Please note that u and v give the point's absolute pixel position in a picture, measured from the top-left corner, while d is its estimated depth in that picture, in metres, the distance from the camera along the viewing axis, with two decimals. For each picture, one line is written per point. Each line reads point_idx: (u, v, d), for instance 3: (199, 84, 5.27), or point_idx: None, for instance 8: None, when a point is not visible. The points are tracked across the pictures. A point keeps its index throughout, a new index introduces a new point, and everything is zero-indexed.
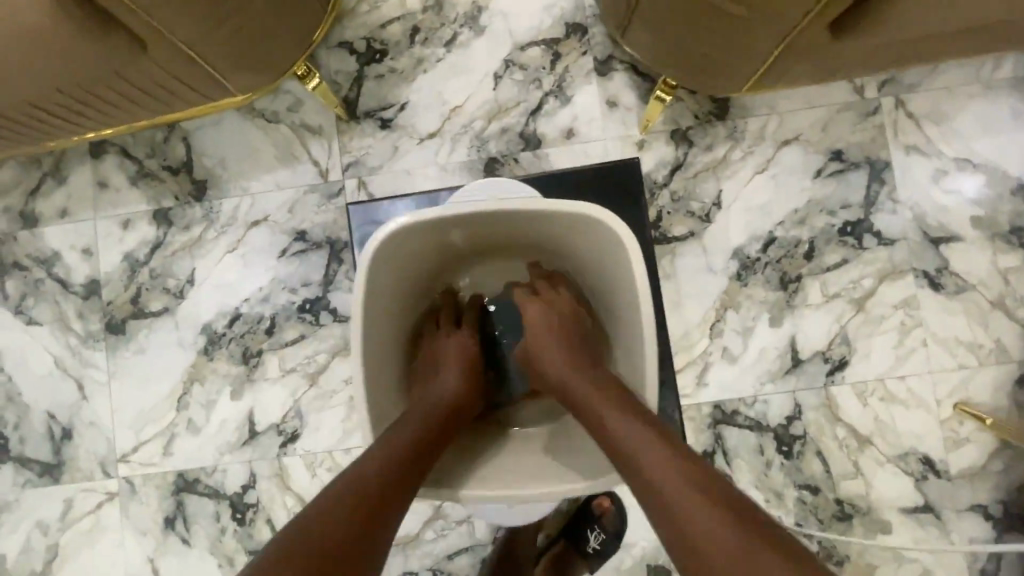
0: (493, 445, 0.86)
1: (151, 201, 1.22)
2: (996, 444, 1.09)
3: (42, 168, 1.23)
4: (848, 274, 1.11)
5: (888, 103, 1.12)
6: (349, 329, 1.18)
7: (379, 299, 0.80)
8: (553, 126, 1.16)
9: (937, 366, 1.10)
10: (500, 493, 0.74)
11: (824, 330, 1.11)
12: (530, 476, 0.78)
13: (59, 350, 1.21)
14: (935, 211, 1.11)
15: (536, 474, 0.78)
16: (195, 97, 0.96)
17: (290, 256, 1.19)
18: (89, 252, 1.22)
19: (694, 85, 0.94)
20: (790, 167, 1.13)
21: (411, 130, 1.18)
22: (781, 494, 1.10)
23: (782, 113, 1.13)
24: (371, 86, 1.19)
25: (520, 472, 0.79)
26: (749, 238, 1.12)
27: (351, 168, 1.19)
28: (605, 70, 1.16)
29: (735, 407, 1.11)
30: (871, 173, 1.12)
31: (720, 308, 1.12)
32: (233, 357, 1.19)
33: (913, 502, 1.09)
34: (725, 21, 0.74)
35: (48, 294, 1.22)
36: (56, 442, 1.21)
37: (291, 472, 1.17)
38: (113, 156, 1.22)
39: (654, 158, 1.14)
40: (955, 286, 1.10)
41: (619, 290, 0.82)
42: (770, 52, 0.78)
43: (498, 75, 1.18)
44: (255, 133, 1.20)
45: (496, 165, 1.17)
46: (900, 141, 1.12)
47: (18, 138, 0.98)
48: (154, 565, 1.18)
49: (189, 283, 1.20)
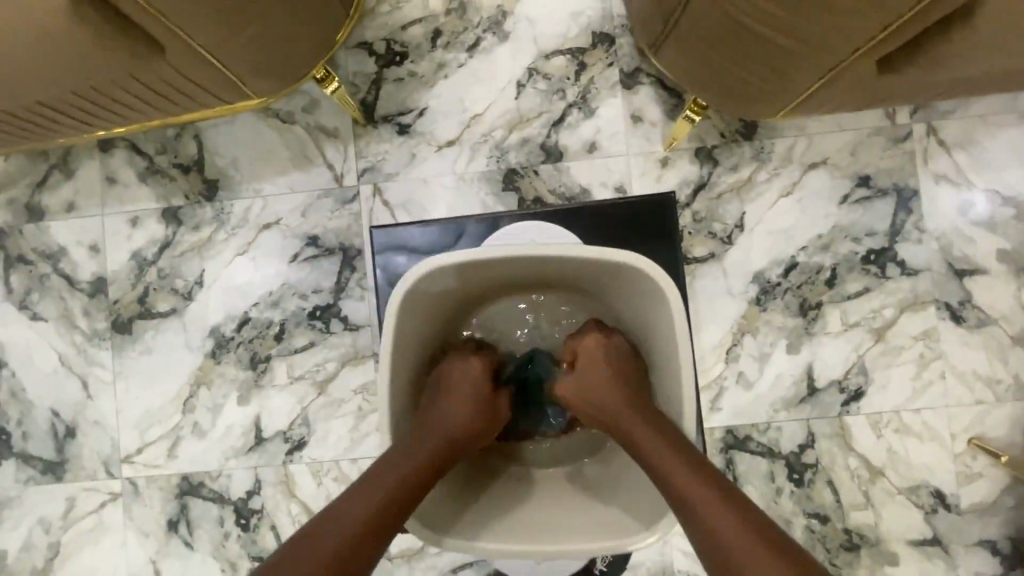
0: (521, 491, 0.85)
1: (160, 199, 1.19)
2: (1009, 480, 1.08)
3: (50, 160, 1.21)
4: (869, 303, 1.09)
5: (919, 130, 1.10)
6: (359, 338, 1.16)
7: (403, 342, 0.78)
8: (575, 138, 1.14)
9: (954, 399, 1.09)
10: (542, 551, 0.74)
11: (842, 359, 1.10)
12: (551, 528, 0.77)
13: (64, 347, 1.20)
14: (961, 242, 1.09)
15: (570, 526, 0.78)
16: (211, 101, 0.93)
17: (301, 262, 1.16)
18: (96, 248, 1.20)
19: (726, 108, 0.91)
20: (816, 191, 1.11)
21: (430, 136, 1.15)
22: (790, 521, 1.09)
23: (811, 135, 1.11)
24: (390, 89, 1.16)
25: (541, 524, 0.78)
26: (771, 262, 1.10)
27: (366, 173, 1.16)
28: (631, 83, 1.13)
29: (748, 433, 1.10)
30: (898, 201, 1.10)
31: (737, 332, 1.11)
32: (241, 362, 1.17)
33: (921, 534, 1.08)
34: (771, 51, 0.71)
35: (53, 289, 1.20)
36: (59, 440, 1.19)
37: (297, 480, 1.16)
38: (123, 151, 1.19)
39: (677, 177, 1.12)
40: (977, 320, 1.08)
41: (655, 335, 0.81)
42: (810, 82, 0.76)
43: (522, 84, 1.14)
44: (269, 133, 1.17)
45: (516, 176, 1.14)
46: (929, 169, 1.10)
47: (28, 135, 0.95)
48: (156, 566, 1.17)
49: (198, 285, 1.18)
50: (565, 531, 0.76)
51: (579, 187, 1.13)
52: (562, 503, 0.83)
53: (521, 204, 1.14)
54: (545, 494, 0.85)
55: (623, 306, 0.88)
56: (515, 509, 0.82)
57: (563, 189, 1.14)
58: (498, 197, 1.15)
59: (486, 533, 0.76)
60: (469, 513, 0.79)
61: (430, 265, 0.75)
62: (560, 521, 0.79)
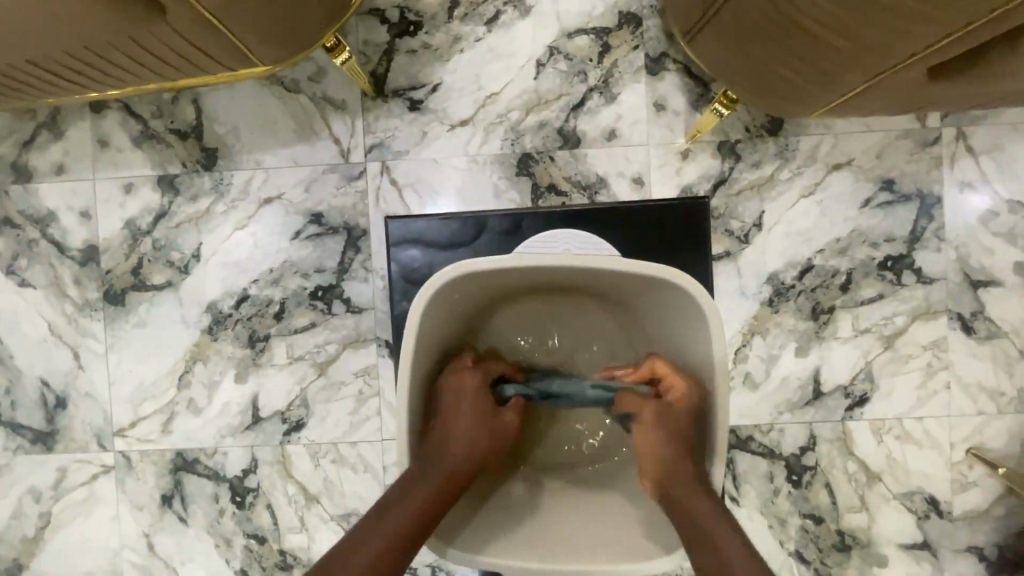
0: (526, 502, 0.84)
1: (155, 165, 1.13)
2: (1003, 490, 1.09)
3: (40, 119, 1.14)
4: (881, 309, 1.08)
5: (948, 135, 1.07)
6: (362, 321, 1.12)
7: (420, 361, 0.74)
8: (594, 125, 1.09)
9: (956, 409, 1.09)
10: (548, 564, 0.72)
11: (849, 365, 1.09)
12: (552, 545, 0.76)
13: (54, 315, 1.16)
14: (980, 253, 1.07)
15: (576, 544, 0.76)
16: (217, 67, 0.87)
17: (303, 240, 1.12)
18: (86, 214, 1.14)
19: (758, 102, 0.88)
20: (838, 193, 1.08)
21: (443, 114, 1.10)
22: (785, 521, 1.10)
23: (837, 134, 1.08)
24: (402, 61, 1.10)
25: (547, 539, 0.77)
26: (786, 264, 1.08)
27: (374, 150, 1.11)
28: (656, 69, 1.08)
29: (750, 433, 1.10)
30: (920, 207, 1.07)
31: (747, 333, 1.09)
32: (239, 340, 1.14)
33: (912, 538, 1.10)
34: (824, 51, 0.67)
35: (41, 255, 1.15)
36: (49, 411, 1.16)
37: (294, 461, 1.14)
38: (116, 113, 1.13)
39: (698, 170, 1.09)
40: (987, 331, 1.08)
41: (687, 357, 0.78)
42: (854, 83, 0.72)
43: (542, 63, 1.09)
44: (272, 102, 1.12)
45: (531, 161, 1.10)
46: (954, 175, 1.07)
47: (16, 93, 0.89)
48: (149, 540, 1.16)
49: (195, 258, 1.13)
50: (569, 552, 0.74)
51: (596, 176, 1.10)
52: (562, 516, 0.82)
53: (535, 190, 1.10)
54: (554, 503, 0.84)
55: (646, 311, 0.84)
56: (519, 522, 0.80)
57: (579, 177, 1.10)
58: (511, 182, 1.10)
59: (486, 547, 0.75)
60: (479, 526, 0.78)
61: (443, 278, 0.71)
62: (567, 540, 0.77)
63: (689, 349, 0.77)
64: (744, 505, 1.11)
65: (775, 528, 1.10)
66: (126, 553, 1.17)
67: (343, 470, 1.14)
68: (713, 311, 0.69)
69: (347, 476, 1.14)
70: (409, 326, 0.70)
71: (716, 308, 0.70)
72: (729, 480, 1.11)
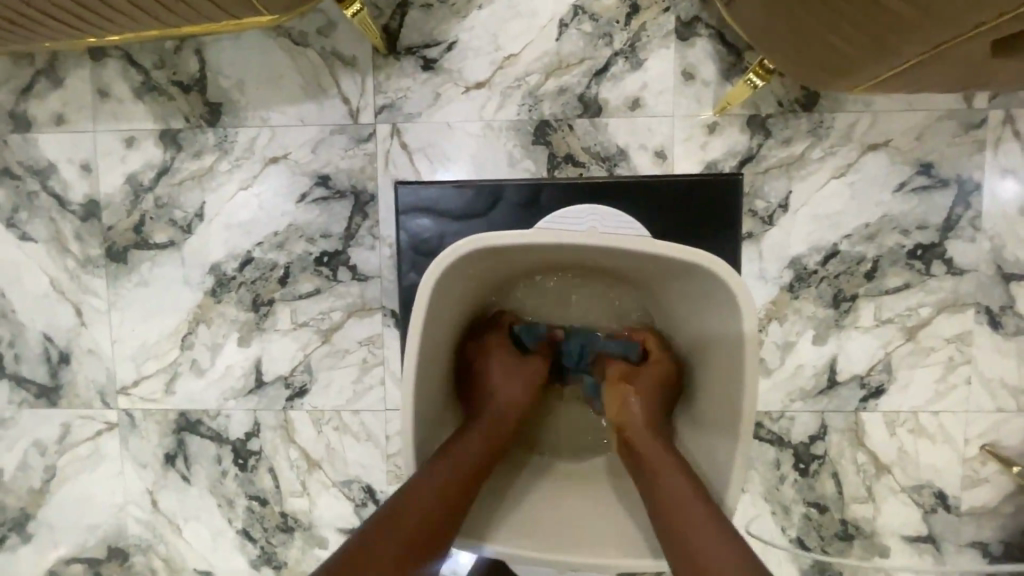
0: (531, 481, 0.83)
1: (157, 119, 1.09)
2: (1014, 489, 1.07)
3: (38, 65, 1.10)
4: (905, 300, 1.04)
5: (995, 117, 1.01)
6: (368, 289, 1.10)
7: (427, 343, 0.71)
8: (617, 93, 1.03)
9: (974, 405, 1.06)
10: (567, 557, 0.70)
11: (868, 355, 1.06)
12: (567, 535, 0.74)
13: (56, 271, 1.13)
14: (1015, 244, 1.02)
15: (597, 532, 0.74)
16: (222, 14, 0.82)
17: (310, 203, 1.08)
18: (88, 167, 1.11)
19: (797, 71, 0.83)
20: (871, 175, 1.02)
21: (457, 75, 1.04)
22: (788, 507, 1.09)
23: (875, 112, 1.01)
24: (418, 17, 1.03)
25: (550, 520, 0.76)
26: (810, 248, 1.04)
27: (385, 111, 1.06)
28: (687, 35, 1.02)
29: (759, 420, 1.08)
30: (957, 194, 1.02)
31: (764, 318, 1.06)
32: (242, 303, 1.11)
33: (916, 531, 1.08)
34: (878, 17, 0.61)
35: (43, 209, 1.12)
36: (53, 365, 1.16)
37: (297, 426, 1.13)
38: (116, 61, 1.08)
39: (724, 145, 1.03)
40: (1015, 327, 1.03)
41: (714, 352, 0.75)
42: (908, 56, 0.67)
43: (565, 23, 1.02)
44: (279, 55, 1.06)
45: (549, 129, 1.04)
46: (998, 161, 1.01)
47: (13, 36, 0.85)
48: (153, 497, 1.17)
49: (198, 218, 1.10)
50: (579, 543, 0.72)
51: (616, 148, 1.04)
52: (574, 499, 0.80)
53: (552, 159, 1.05)
54: (565, 489, 0.82)
55: (671, 295, 0.82)
56: (529, 502, 0.79)
57: (598, 148, 1.04)
58: (527, 150, 1.05)
59: (500, 535, 0.73)
60: (484, 510, 0.77)
61: (453, 254, 0.67)
62: (558, 526, 0.75)
63: (713, 336, 0.74)
64: (747, 489, 1.10)
65: (777, 514, 1.09)
66: (130, 508, 1.18)
67: (346, 437, 1.13)
68: (743, 294, 0.66)
69: (349, 443, 1.13)
70: (422, 303, 0.67)
71: (744, 287, 0.65)
72: None
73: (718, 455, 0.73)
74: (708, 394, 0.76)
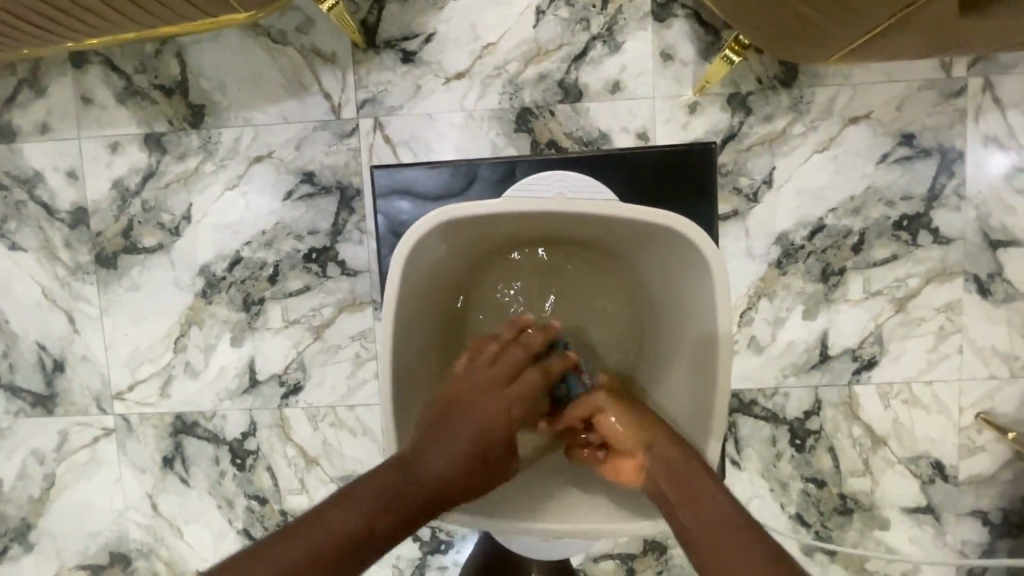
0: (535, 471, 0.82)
1: (141, 123, 1.09)
2: (1011, 455, 1.07)
3: (21, 75, 1.10)
4: (893, 271, 1.04)
5: (974, 85, 1.01)
6: (357, 284, 1.10)
7: (405, 309, 0.71)
8: (597, 77, 1.03)
9: (968, 373, 1.06)
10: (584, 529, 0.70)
11: (859, 328, 1.06)
12: (582, 511, 0.74)
13: (47, 279, 1.14)
14: (1001, 211, 1.02)
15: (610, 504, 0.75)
16: (200, 14, 0.83)
17: (296, 200, 1.09)
18: (74, 174, 1.11)
19: (771, 45, 0.83)
20: (853, 149, 1.02)
21: (437, 67, 1.05)
22: (786, 484, 1.09)
23: (855, 85, 1.02)
24: (395, 10, 1.04)
25: (567, 503, 0.76)
26: (796, 224, 1.04)
27: (367, 105, 1.06)
28: (663, 16, 1.02)
29: (753, 398, 1.08)
30: (940, 163, 1.02)
31: (754, 295, 1.06)
32: (233, 304, 1.12)
33: (915, 502, 1.08)
34: None
35: (30, 217, 1.13)
36: (48, 373, 1.16)
37: (293, 424, 1.14)
38: (98, 67, 1.09)
39: (706, 125, 1.03)
40: (1004, 294, 1.03)
41: (692, 323, 0.75)
42: (879, 19, 0.67)
43: (542, 10, 1.03)
44: (259, 55, 1.07)
45: (531, 116, 1.05)
46: (979, 128, 1.01)
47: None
48: (153, 500, 1.18)
49: (186, 221, 1.11)
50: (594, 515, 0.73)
51: (598, 132, 1.04)
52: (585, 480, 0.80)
53: (535, 146, 1.05)
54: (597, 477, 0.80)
55: (648, 267, 0.82)
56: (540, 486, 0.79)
57: (581, 133, 1.05)
58: (509, 138, 1.05)
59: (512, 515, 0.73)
60: (495, 496, 0.76)
61: (430, 221, 0.68)
62: (572, 505, 0.75)
63: (691, 308, 0.74)
64: (745, 466, 1.09)
65: (776, 491, 1.09)
66: (131, 513, 1.19)
67: (342, 433, 1.13)
68: (717, 260, 0.67)
69: (346, 439, 1.13)
70: (399, 270, 0.67)
71: (719, 258, 0.67)
72: (731, 443, 1.09)
73: (698, 429, 0.73)
74: (687, 372, 0.76)
